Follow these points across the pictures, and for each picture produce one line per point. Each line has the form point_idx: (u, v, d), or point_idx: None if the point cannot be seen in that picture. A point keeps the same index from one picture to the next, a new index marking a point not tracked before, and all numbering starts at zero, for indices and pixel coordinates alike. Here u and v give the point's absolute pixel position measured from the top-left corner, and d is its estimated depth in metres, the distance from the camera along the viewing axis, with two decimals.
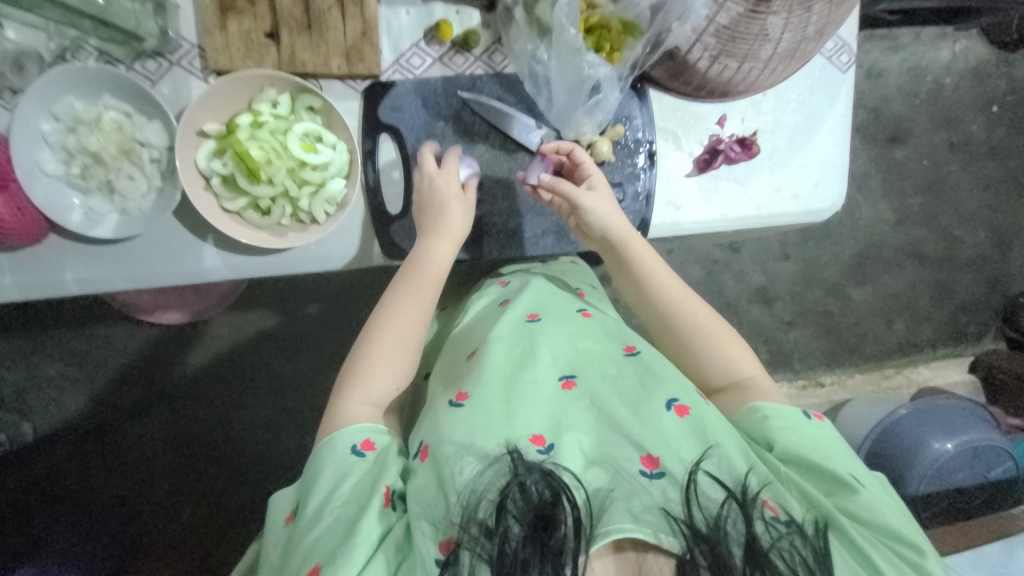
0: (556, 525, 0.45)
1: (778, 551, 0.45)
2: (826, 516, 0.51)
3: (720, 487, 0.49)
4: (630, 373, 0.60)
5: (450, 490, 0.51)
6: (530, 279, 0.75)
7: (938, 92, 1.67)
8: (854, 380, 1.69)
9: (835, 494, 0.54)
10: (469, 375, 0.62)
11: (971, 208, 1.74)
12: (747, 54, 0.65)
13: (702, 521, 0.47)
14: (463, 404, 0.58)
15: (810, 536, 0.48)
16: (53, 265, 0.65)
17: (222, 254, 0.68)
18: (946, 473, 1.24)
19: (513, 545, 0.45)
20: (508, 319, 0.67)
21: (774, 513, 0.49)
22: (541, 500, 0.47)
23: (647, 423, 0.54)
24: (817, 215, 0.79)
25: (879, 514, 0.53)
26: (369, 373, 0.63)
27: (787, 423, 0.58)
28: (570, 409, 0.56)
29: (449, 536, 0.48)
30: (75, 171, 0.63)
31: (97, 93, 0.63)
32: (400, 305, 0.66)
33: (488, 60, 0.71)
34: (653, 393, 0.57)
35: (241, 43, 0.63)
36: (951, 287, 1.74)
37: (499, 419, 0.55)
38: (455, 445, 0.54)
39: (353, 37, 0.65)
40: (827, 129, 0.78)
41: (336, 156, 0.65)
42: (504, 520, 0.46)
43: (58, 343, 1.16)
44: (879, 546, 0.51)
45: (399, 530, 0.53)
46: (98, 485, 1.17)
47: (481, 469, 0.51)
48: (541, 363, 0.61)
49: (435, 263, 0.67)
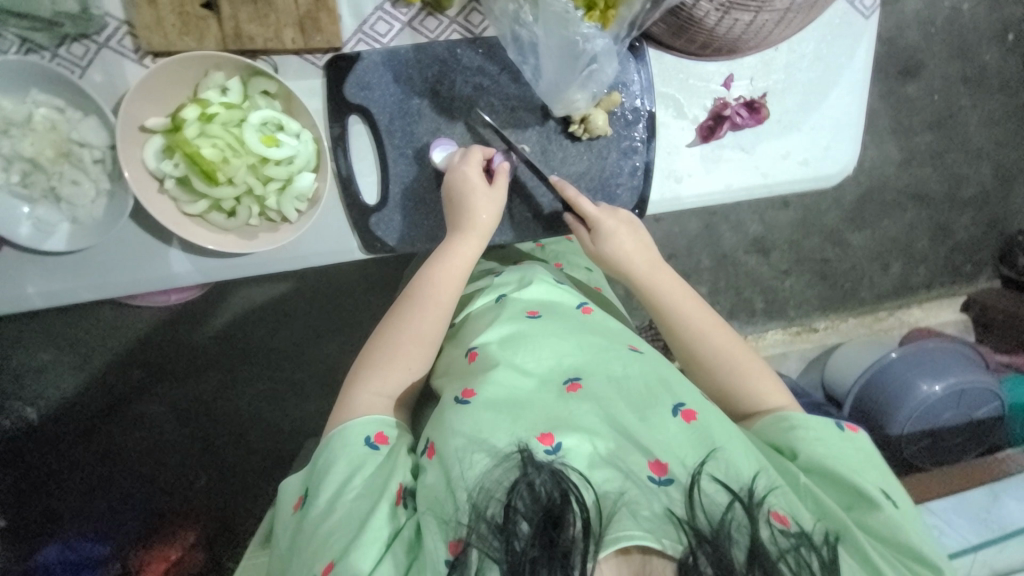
0: (566, 526, 0.45)
1: (786, 561, 0.46)
2: (840, 530, 0.52)
3: (725, 491, 0.50)
4: (637, 374, 0.59)
5: (460, 488, 0.49)
6: (530, 272, 0.72)
7: (955, 19, 1.54)
8: (847, 325, 1.70)
9: (858, 508, 0.55)
10: (473, 372, 0.59)
11: (979, 145, 1.67)
12: (762, 6, 0.56)
13: (705, 523, 0.47)
14: (470, 401, 0.55)
15: (819, 546, 0.49)
16: (9, 281, 0.60)
17: (190, 258, 0.63)
18: (933, 413, 1.27)
19: (523, 544, 0.45)
20: (507, 316, 0.64)
21: (783, 524, 0.49)
22: (550, 500, 0.46)
23: (654, 429, 0.54)
24: (827, 181, 0.74)
25: (901, 533, 0.54)
26: (388, 365, 0.61)
27: (818, 433, 0.58)
28: (575, 411, 0.55)
29: (458, 536, 0.47)
30: (15, 179, 0.57)
31: (23, 88, 0.55)
32: (418, 304, 0.63)
33: (465, 23, 0.62)
34: (660, 398, 0.57)
35: (175, 17, 0.54)
36: (950, 228, 1.71)
37: (506, 420, 0.53)
38: (464, 438, 0.52)
39: (306, 3, 0.56)
40: (843, 85, 0.70)
41: (301, 147, 0.58)
42: (514, 521, 0.46)
43: (47, 329, 1.12)
44: (894, 562, 0.53)
45: (410, 530, 0.51)
46: (111, 464, 1.17)
47: (490, 465, 0.50)
48: (546, 366, 0.59)
49: (456, 257, 0.63)
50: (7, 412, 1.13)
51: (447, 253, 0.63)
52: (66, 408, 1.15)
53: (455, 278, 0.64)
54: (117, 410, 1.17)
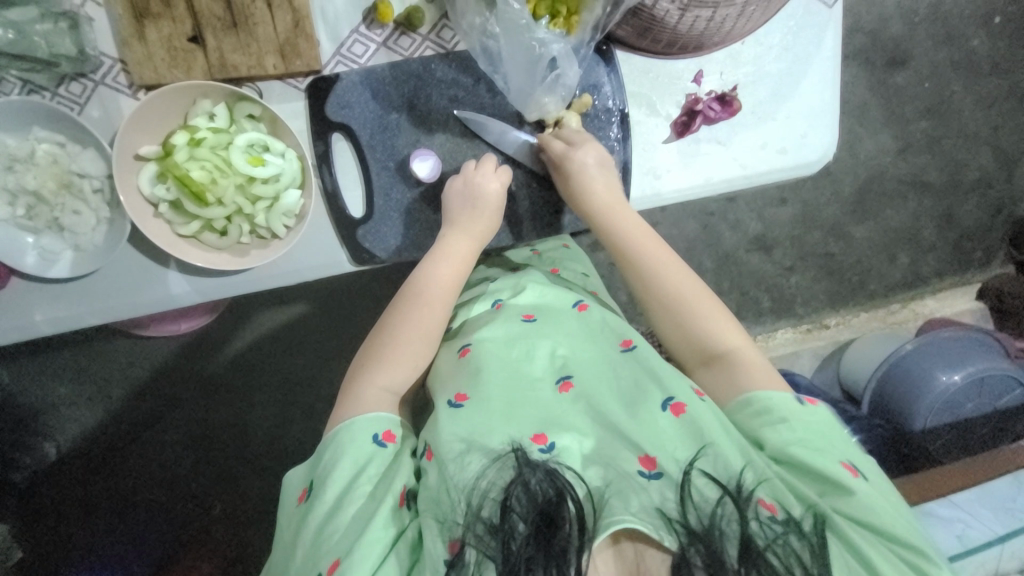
0: (561, 524, 0.45)
1: (773, 549, 0.45)
2: (823, 516, 0.49)
3: (715, 486, 0.49)
4: (626, 371, 0.60)
5: (454, 488, 0.50)
6: (526, 272, 0.73)
7: (937, 7, 1.55)
8: (858, 319, 1.67)
9: (830, 494, 0.52)
10: (463, 374, 0.60)
11: (976, 129, 1.66)
12: (720, 1, 0.58)
13: (696, 520, 0.46)
14: (463, 405, 0.56)
15: (807, 534, 0.47)
16: (17, 309, 0.63)
17: (188, 279, 0.66)
18: (953, 405, 1.23)
19: (519, 543, 0.45)
20: (505, 319, 0.65)
21: (770, 512, 0.48)
22: (545, 499, 0.46)
23: (644, 423, 0.54)
24: (807, 168, 0.74)
25: (881, 519, 0.51)
26: (393, 356, 0.62)
27: (782, 416, 0.56)
28: (566, 413, 0.56)
29: (455, 536, 0.47)
30: (20, 212, 0.61)
31: (26, 126, 0.59)
32: (427, 291, 0.64)
33: (437, 39, 0.65)
34: (649, 393, 0.57)
35: (164, 52, 0.58)
36: (956, 215, 1.69)
37: (499, 419, 0.55)
38: (459, 442, 0.53)
39: (285, 31, 0.59)
40: (813, 74, 0.72)
41: (286, 166, 0.61)
42: (509, 518, 0.46)
43: (65, 364, 1.16)
44: (879, 549, 0.49)
45: (412, 533, 0.51)
46: (128, 494, 1.19)
47: (486, 464, 0.51)
48: (540, 364, 0.61)
49: (456, 254, 0.65)
50: (27, 449, 1.16)
51: (446, 250, 0.65)
52: (85, 441, 1.18)
53: (460, 275, 0.65)
54: (132, 441, 1.19)
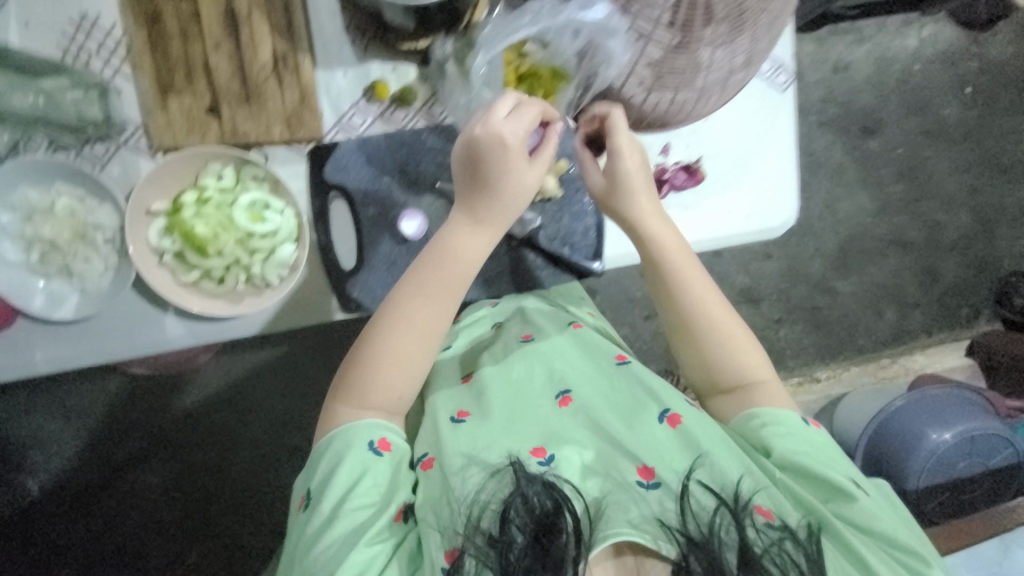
0: (559, 534, 0.47)
1: (770, 556, 0.48)
2: (820, 521, 0.55)
3: (711, 495, 0.52)
4: (620, 384, 0.65)
5: (455, 498, 0.53)
6: (521, 304, 0.77)
7: (907, 81, 1.67)
8: (850, 373, 1.68)
9: (833, 501, 0.58)
10: (468, 394, 0.66)
11: (952, 192, 1.74)
12: (680, 85, 0.67)
13: (695, 528, 0.49)
14: (464, 420, 0.62)
15: (803, 540, 0.51)
16: (20, 347, 0.67)
17: (184, 322, 0.69)
18: (945, 465, 1.22)
19: (518, 554, 0.47)
20: (504, 341, 0.71)
21: (766, 518, 0.52)
22: (543, 510, 0.48)
23: (642, 435, 0.59)
24: (771, 232, 0.80)
25: (877, 523, 0.56)
26: (384, 365, 0.60)
27: (782, 426, 0.62)
28: (567, 427, 0.60)
29: (453, 545, 0.50)
30: (35, 257, 0.66)
31: (50, 181, 0.65)
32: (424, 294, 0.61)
33: (429, 113, 0.72)
34: (647, 407, 0.62)
35: (183, 120, 0.65)
36: (938, 272, 1.74)
37: (500, 433, 0.59)
38: (460, 458, 0.57)
39: (293, 104, 0.67)
40: (772, 148, 0.79)
41: (284, 222, 0.67)
42: (509, 529, 0.48)
43: (55, 400, 1.16)
44: (879, 553, 0.55)
45: (411, 541, 0.55)
46: (107, 532, 1.19)
47: (485, 479, 0.54)
48: (539, 384, 0.65)
49: (458, 253, 0.61)
50: (11, 483, 1.16)
51: (450, 243, 0.61)
52: (67, 478, 1.17)
53: (462, 271, 0.62)
54: (114, 480, 1.19)
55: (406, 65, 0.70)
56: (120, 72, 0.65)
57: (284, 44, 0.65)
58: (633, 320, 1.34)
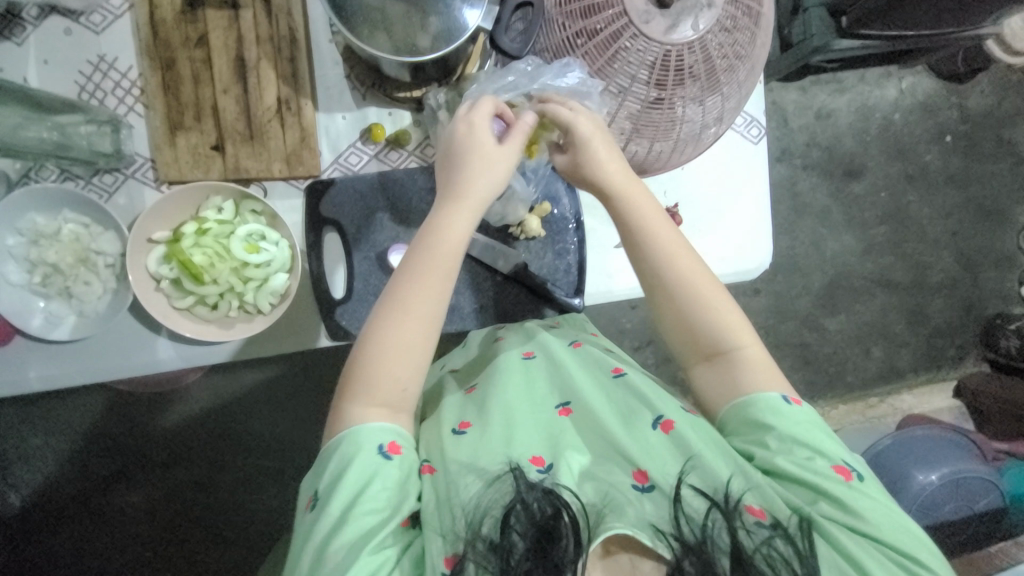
0: (559, 540, 0.49)
1: (762, 558, 0.50)
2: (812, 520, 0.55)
3: (703, 497, 0.55)
4: (618, 397, 0.65)
5: (456, 506, 0.55)
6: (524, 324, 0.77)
7: (888, 128, 1.75)
8: (839, 412, 1.69)
9: (821, 502, 0.56)
10: (470, 404, 0.66)
11: (936, 235, 1.79)
12: (656, 135, 0.72)
13: (690, 532, 0.52)
14: (465, 432, 0.62)
15: (795, 537, 0.52)
16: (16, 366, 0.69)
17: (175, 345, 0.72)
18: (931, 506, 1.24)
19: (519, 557, 0.49)
20: (507, 349, 0.72)
21: (757, 518, 0.54)
22: (543, 516, 0.51)
23: (639, 439, 0.60)
24: (744, 275, 0.84)
25: (873, 521, 0.55)
26: (378, 371, 0.60)
27: (771, 420, 0.60)
28: (565, 432, 0.62)
29: (454, 551, 0.52)
30: (37, 280, 0.69)
31: (58, 208, 0.68)
32: (414, 286, 0.61)
33: (421, 155, 0.76)
34: (644, 412, 0.63)
35: (189, 155, 0.69)
36: (924, 313, 1.77)
37: (499, 443, 0.60)
38: (458, 465, 0.58)
39: (293, 144, 0.71)
40: (746, 195, 0.83)
41: (278, 253, 0.70)
42: (509, 536, 0.50)
43: (42, 415, 1.17)
44: (875, 555, 0.53)
45: (417, 548, 0.55)
46: (83, 553, 1.18)
47: (483, 488, 0.55)
48: (540, 394, 0.66)
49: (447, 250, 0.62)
50: None
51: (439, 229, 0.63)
52: (49, 495, 1.17)
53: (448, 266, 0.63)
54: (96, 498, 1.18)
55: (402, 111, 0.75)
56: (133, 109, 0.70)
57: (288, 90, 0.70)
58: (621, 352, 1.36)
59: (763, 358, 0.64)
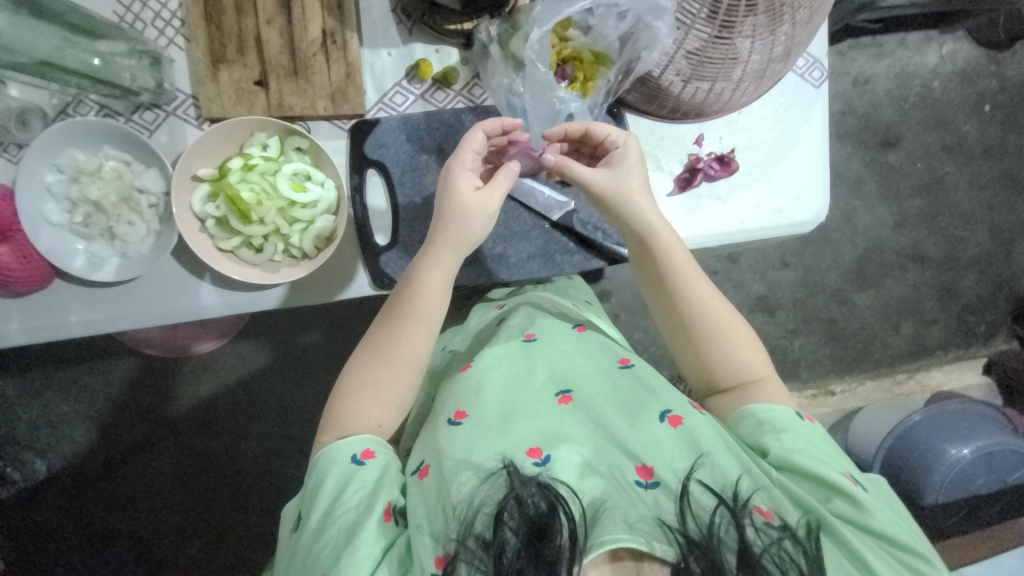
0: (552, 535, 0.47)
1: (770, 556, 0.48)
2: (821, 520, 0.56)
3: (712, 495, 0.53)
4: (625, 385, 0.65)
5: (450, 504, 0.53)
6: (529, 309, 0.76)
7: (927, 97, 1.53)
8: (864, 389, 1.52)
9: (832, 500, 0.58)
10: (465, 392, 0.65)
11: (969, 208, 1.57)
12: (718, 75, 0.68)
13: (695, 528, 0.49)
14: (461, 423, 0.60)
15: (804, 540, 0.51)
16: (57, 309, 0.68)
17: (219, 290, 0.70)
18: (964, 480, 1.18)
19: (511, 555, 0.47)
20: (507, 339, 0.71)
21: (766, 518, 0.52)
22: (538, 511, 0.48)
23: (642, 434, 0.59)
24: (801, 227, 0.80)
25: (877, 522, 0.56)
26: (379, 382, 0.65)
27: (778, 426, 0.63)
28: (566, 424, 0.60)
29: (445, 551, 0.50)
30: (78, 220, 0.67)
31: (99, 144, 0.67)
32: (407, 327, 0.65)
33: (468, 95, 0.74)
34: (648, 408, 0.62)
35: (232, 90, 0.67)
36: (955, 289, 1.56)
37: (497, 436, 0.58)
38: (454, 460, 0.56)
39: (338, 80, 0.69)
40: (805, 142, 0.79)
41: (324, 194, 0.68)
42: (501, 531, 0.48)
43: (69, 381, 1.17)
44: (882, 553, 0.55)
45: (401, 545, 0.55)
46: (110, 522, 1.17)
47: (478, 483, 0.54)
48: (540, 381, 0.65)
49: (431, 292, 0.64)
50: (19, 464, 1.15)
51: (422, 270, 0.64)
52: (75, 461, 1.16)
53: (436, 308, 0.65)
54: (121, 465, 1.18)
55: (449, 48, 0.72)
56: (174, 42, 0.68)
57: (333, 22, 0.68)
58: (648, 323, 1.32)
59: (762, 369, 0.69)
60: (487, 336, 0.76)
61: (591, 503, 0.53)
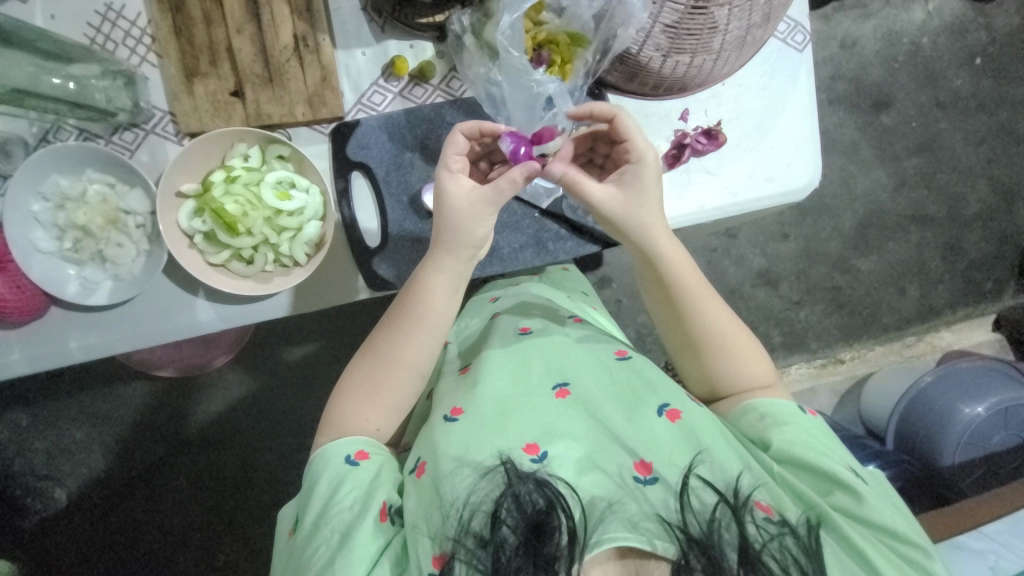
0: (551, 534, 0.47)
1: (770, 551, 0.48)
2: (821, 514, 0.55)
3: (712, 490, 0.53)
4: (623, 377, 0.65)
5: (450, 502, 0.53)
6: (519, 300, 0.76)
7: (917, 54, 1.50)
8: (875, 355, 1.49)
9: (831, 492, 0.57)
10: (461, 393, 0.64)
11: (969, 163, 1.54)
12: (697, 48, 0.66)
13: (696, 526, 0.49)
14: (458, 418, 0.60)
15: (802, 535, 0.51)
16: (56, 337, 0.68)
17: (214, 305, 0.70)
18: (981, 438, 1.16)
19: (510, 554, 0.46)
20: (501, 337, 0.70)
21: (766, 513, 0.52)
22: (536, 509, 0.48)
23: (641, 429, 0.59)
24: (795, 195, 0.78)
25: (878, 514, 0.55)
26: (371, 394, 0.64)
27: (781, 419, 0.62)
28: (563, 418, 0.59)
29: (443, 550, 0.50)
30: (68, 246, 0.67)
31: (81, 169, 0.67)
32: (400, 334, 0.64)
33: (447, 88, 0.73)
34: (646, 401, 0.62)
35: (208, 104, 0.67)
36: (960, 246, 1.54)
37: (492, 433, 0.57)
38: (452, 461, 0.56)
39: (314, 84, 0.68)
40: (791, 108, 0.78)
41: (309, 200, 0.68)
42: (500, 530, 0.48)
43: (81, 406, 1.17)
44: (878, 544, 0.54)
45: (398, 544, 0.55)
46: (133, 540, 1.18)
47: (477, 480, 0.53)
48: (536, 375, 0.65)
49: (421, 298, 0.63)
50: (38, 493, 1.16)
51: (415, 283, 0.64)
52: (93, 486, 1.18)
53: (429, 314, 0.64)
54: (139, 485, 1.18)
55: (423, 42, 0.72)
56: (146, 60, 0.68)
57: (304, 26, 0.67)
58: None
59: (768, 374, 0.68)
60: (479, 334, 0.76)
61: (592, 500, 0.52)
